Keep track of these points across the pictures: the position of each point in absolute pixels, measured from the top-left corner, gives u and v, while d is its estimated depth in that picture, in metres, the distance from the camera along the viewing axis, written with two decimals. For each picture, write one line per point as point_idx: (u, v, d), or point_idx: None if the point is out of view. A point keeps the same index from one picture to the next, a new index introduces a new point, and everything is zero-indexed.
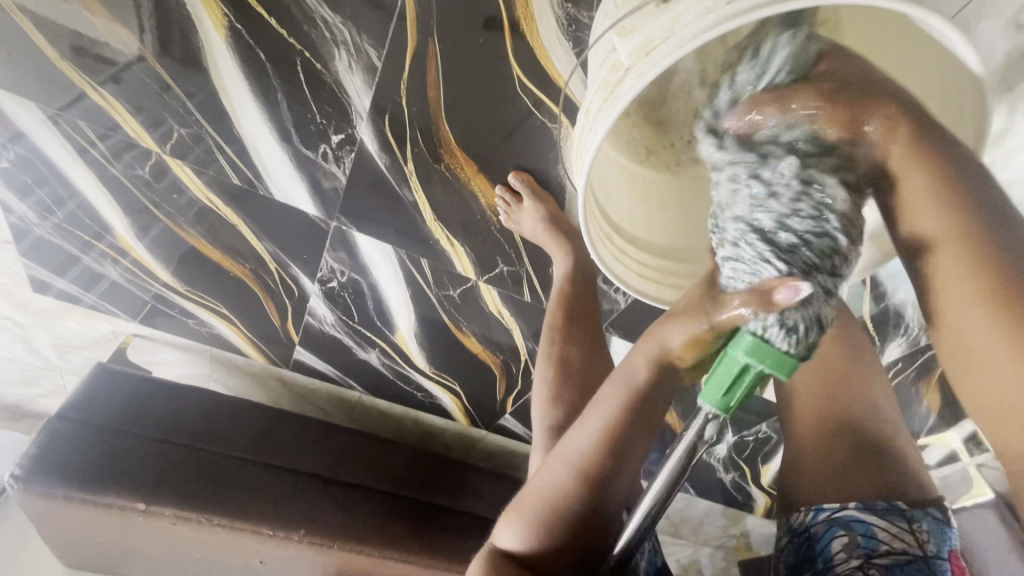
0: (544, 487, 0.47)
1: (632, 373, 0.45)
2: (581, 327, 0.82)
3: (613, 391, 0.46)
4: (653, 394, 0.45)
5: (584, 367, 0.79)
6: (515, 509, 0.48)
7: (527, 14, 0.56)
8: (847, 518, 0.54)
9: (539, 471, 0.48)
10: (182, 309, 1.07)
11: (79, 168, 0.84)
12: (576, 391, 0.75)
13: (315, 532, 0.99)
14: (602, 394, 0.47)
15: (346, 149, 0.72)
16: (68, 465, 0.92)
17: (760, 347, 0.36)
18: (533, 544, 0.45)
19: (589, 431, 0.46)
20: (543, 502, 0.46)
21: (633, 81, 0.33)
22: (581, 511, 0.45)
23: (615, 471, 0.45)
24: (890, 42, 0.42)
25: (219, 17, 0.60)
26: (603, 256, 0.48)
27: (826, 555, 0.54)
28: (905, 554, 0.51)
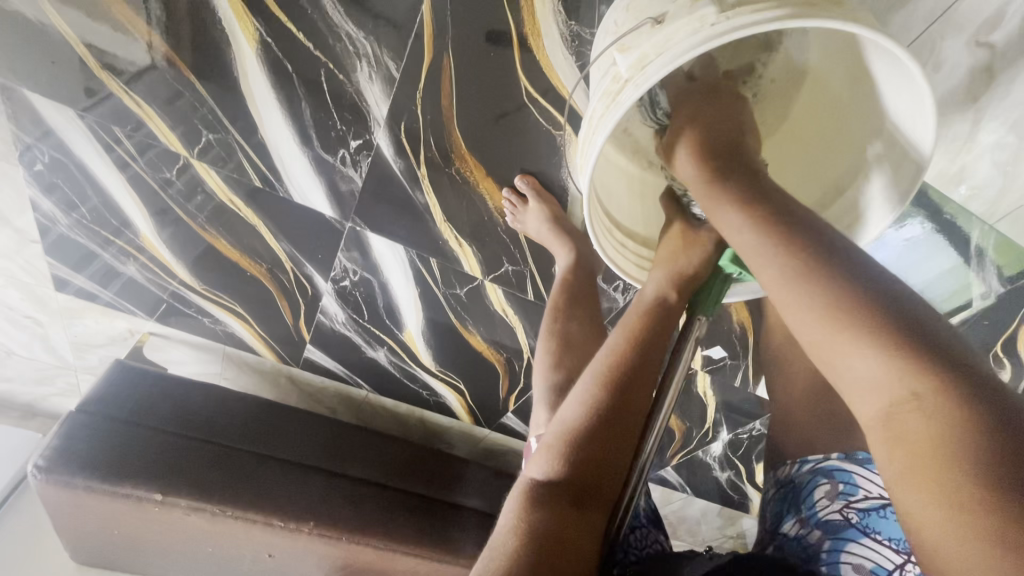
0: (570, 410, 0.50)
1: (640, 302, 0.56)
2: (583, 307, 0.85)
3: (623, 323, 0.55)
4: (670, 312, 0.54)
5: (584, 343, 0.83)
6: (543, 445, 0.50)
7: (534, 30, 0.61)
8: (830, 467, 0.57)
9: (561, 408, 0.52)
10: (198, 308, 1.11)
11: (109, 170, 0.89)
12: (576, 360, 0.81)
13: (323, 523, 1.03)
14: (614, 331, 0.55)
15: (363, 153, 0.77)
16: (88, 456, 0.96)
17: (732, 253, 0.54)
18: (564, 461, 0.47)
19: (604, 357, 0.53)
20: (569, 422, 0.49)
21: (632, 89, 0.38)
22: (605, 420, 0.48)
23: (633, 383, 0.50)
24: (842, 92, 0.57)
25: (251, 30, 0.65)
26: (605, 247, 0.53)
27: (809, 501, 0.57)
28: (883, 498, 0.52)
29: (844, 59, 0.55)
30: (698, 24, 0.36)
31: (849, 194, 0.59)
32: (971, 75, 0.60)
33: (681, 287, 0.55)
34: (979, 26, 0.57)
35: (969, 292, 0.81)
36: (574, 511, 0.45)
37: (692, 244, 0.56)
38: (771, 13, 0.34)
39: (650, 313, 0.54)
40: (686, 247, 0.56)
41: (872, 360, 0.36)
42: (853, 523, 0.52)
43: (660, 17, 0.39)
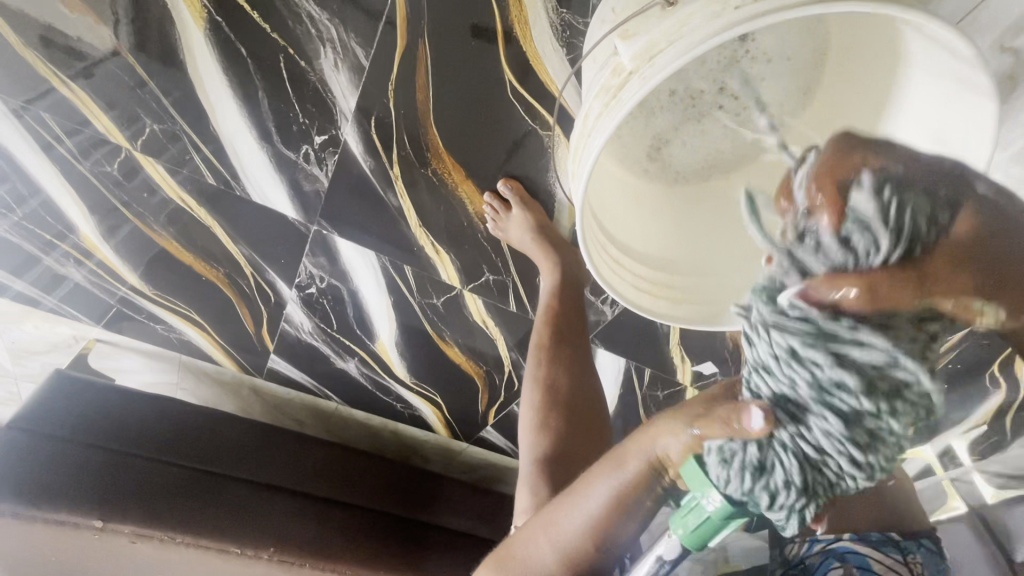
0: (517, 548, 0.46)
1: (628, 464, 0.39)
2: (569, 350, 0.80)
3: (598, 475, 0.41)
4: (651, 488, 0.38)
5: (571, 391, 0.78)
6: (490, 562, 0.48)
7: (520, 18, 0.54)
8: (842, 549, 0.50)
9: (523, 534, 0.46)
10: (149, 314, 1.02)
11: (43, 164, 0.80)
12: (566, 411, 0.76)
13: (285, 548, 0.93)
14: (591, 477, 0.42)
15: (329, 150, 0.69)
16: (18, 481, 0.85)
17: (701, 474, 0.33)
18: None
19: (570, 527, 0.42)
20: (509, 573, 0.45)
21: (637, 85, 0.32)
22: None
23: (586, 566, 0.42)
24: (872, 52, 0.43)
25: (198, 8, 0.57)
26: (599, 268, 0.46)
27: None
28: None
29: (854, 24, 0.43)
30: (718, 6, 0.30)
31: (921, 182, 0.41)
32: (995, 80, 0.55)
33: (654, 470, 0.38)
34: (1004, 29, 0.52)
35: None
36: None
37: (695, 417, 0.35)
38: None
39: (627, 488, 0.39)
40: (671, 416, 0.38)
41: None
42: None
43: None
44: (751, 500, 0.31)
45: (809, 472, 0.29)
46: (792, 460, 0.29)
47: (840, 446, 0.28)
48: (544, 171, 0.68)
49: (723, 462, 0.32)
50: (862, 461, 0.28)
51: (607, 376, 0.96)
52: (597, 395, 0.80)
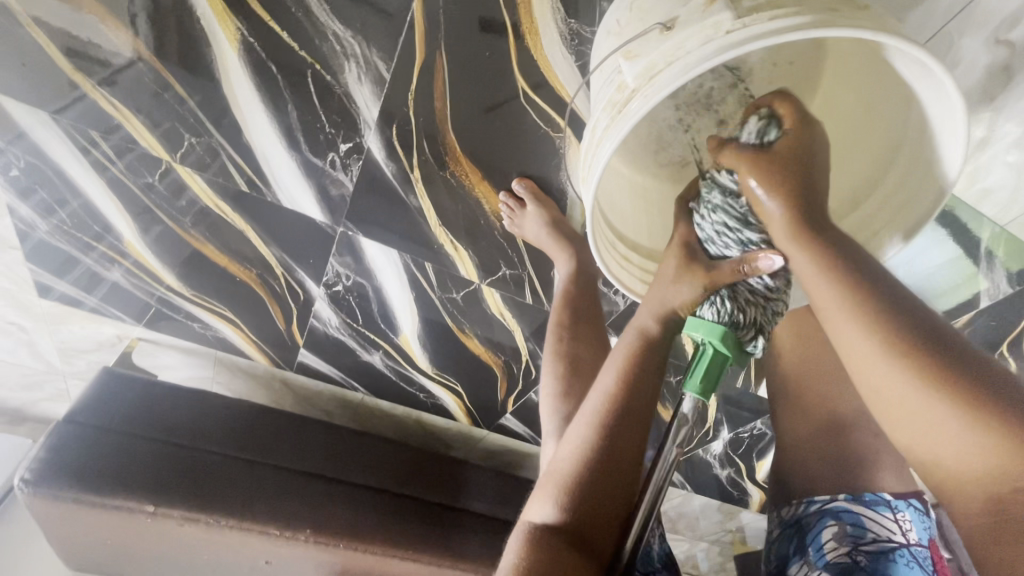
0: (566, 452, 0.50)
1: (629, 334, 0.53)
2: (587, 324, 0.82)
3: (615, 354, 0.53)
4: (660, 343, 0.52)
5: (592, 364, 0.79)
6: (544, 485, 0.50)
7: (531, 30, 0.58)
8: (837, 508, 0.59)
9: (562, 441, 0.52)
10: (187, 313, 1.08)
11: (89, 176, 0.86)
12: (586, 382, 0.77)
13: (321, 530, 1.01)
14: (608, 361, 0.53)
15: (354, 157, 0.73)
16: (78, 469, 0.93)
17: (697, 322, 0.48)
18: (566, 505, 0.47)
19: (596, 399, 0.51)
20: (566, 476, 0.48)
21: (640, 102, 0.36)
22: (601, 490, 0.47)
23: (627, 445, 0.49)
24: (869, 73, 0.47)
25: (232, 30, 0.62)
26: (608, 263, 0.50)
27: (817, 543, 0.58)
28: (890, 542, 0.56)
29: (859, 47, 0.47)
30: (710, 31, 0.33)
31: (907, 191, 0.50)
32: (988, 73, 0.57)
33: (665, 320, 0.51)
34: (997, 23, 0.54)
35: (976, 284, 0.78)
36: (580, 560, 0.45)
37: (684, 273, 0.50)
38: (790, 22, 0.31)
39: (638, 350, 0.51)
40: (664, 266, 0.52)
41: (882, 362, 0.40)
42: (863, 567, 0.54)
43: (669, 22, 0.36)
44: (733, 319, 0.47)
45: (754, 297, 0.48)
46: (749, 299, 0.48)
47: (768, 287, 0.48)
48: (557, 169, 0.72)
49: (726, 300, 0.48)
50: (778, 302, 0.49)
51: None
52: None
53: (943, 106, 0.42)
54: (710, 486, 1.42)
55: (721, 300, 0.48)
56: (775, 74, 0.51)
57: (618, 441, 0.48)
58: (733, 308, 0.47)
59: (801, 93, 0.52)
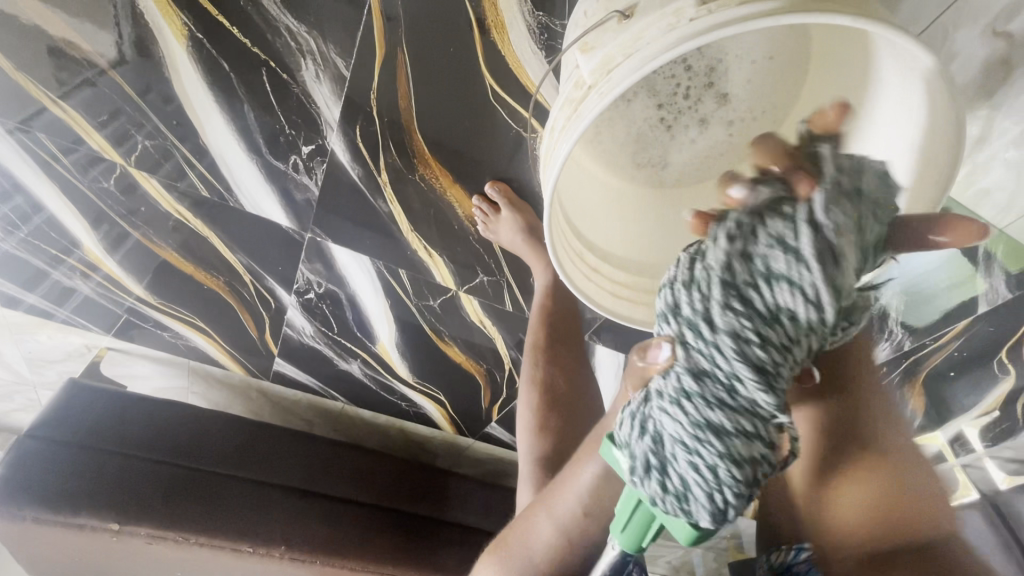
0: (522, 533, 0.48)
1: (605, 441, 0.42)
2: (564, 349, 0.78)
3: (591, 460, 0.43)
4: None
5: (569, 389, 0.75)
6: (496, 549, 0.51)
7: (497, 24, 0.54)
8: None
9: (521, 519, 0.50)
10: (156, 322, 1.04)
11: (43, 183, 0.81)
12: (563, 415, 0.72)
13: (296, 547, 0.97)
14: (585, 461, 0.44)
15: (317, 160, 0.70)
16: (40, 487, 0.90)
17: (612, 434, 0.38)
18: None
19: (566, 503, 0.45)
20: (517, 556, 0.48)
21: (595, 99, 0.32)
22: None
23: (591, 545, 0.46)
24: (855, 59, 0.43)
25: (179, 26, 0.58)
26: (572, 276, 0.46)
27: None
28: None
29: (842, 32, 0.43)
30: (671, 19, 0.30)
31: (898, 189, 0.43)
32: (987, 66, 0.54)
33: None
34: (996, 13, 0.50)
35: (974, 287, 0.74)
36: None
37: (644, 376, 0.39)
38: (759, 8, 0.27)
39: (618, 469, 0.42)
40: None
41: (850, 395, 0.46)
42: None
43: (627, 10, 0.33)
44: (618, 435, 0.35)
45: (639, 411, 0.33)
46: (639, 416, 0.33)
47: (663, 407, 0.31)
48: (532, 172, 0.68)
49: (626, 404, 0.35)
50: (676, 437, 0.30)
51: (607, 373, 0.97)
52: (595, 401, 0.75)
53: (931, 81, 0.37)
54: None
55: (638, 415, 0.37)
56: (752, 73, 0.47)
57: (570, 535, 0.45)
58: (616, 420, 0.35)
59: (783, 87, 0.48)
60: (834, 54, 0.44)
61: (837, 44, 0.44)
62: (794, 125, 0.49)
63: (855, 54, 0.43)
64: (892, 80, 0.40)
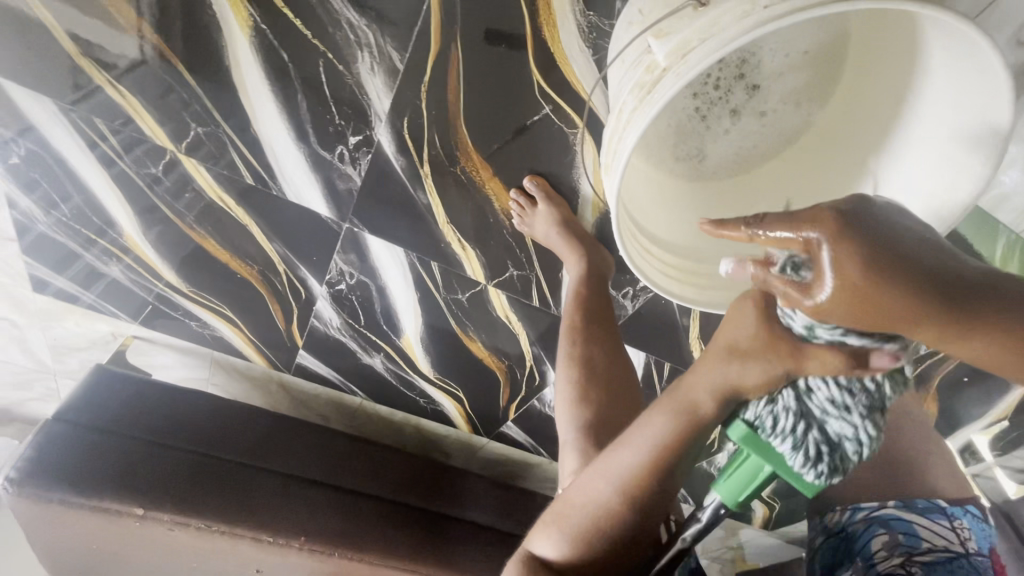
0: (579, 499, 0.48)
1: (685, 405, 0.42)
2: (601, 332, 0.80)
3: (658, 418, 0.43)
4: (711, 425, 0.42)
5: (607, 369, 0.79)
6: (550, 519, 0.50)
7: (549, 21, 0.57)
8: (885, 516, 0.56)
9: (575, 482, 0.49)
10: (185, 310, 1.06)
11: (91, 166, 0.84)
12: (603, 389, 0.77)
13: (315, 538, 0.97)
14: (648, 417, 0.44)
15: (363, 150, 0.72)
16: (66, 469, 0.90)
17: (745, 431, 0.40)
18: (573, 552, 0.48)
19: (625, 462, 0.45)
20: (577, 526, 0.47)
21: (672, 79, 0.35)
22: (611, 543, 0.47)
23: (649, 509, 0.46)
24: (900, 47, 0.45)
25: (244, 16, 0.61)
26: (632, 255, 0.49)
27: (865, 554, 0.54)
28: (948, 551, 0.52)
29: (882, 22, 0.45)
30: (747, 6, 0.33)
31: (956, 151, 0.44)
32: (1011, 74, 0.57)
33: (727, 402, 0.40)
34: (1020, 24, 0.54)
35: None
36: None
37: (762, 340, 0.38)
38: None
39: (689, 429, 0.42)
40: (733, 310, 0.40)
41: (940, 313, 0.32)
42: None
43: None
44: (773, 434, 0.39)
45: (807, 415, 0.38)
46: (801, 415, 0.38)
47: (832, 409, 0.37)
48: (570, 167, 0.71)
49: (768, 400, 0.39)
50: (840, 430, 0.37)
51: None
52: (631, 381, 0.79)
53: (978, 59, 0.39)
54: None
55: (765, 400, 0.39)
56: (789, 65, 0.49)
57: (626, 495, 0.45)
58: (769, 417, 0.39)
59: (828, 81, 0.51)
60: (879, 45, 0.47)
61: (880, 38, 0.46)
62: (838, 100, 0.52)
63: (899, 40, 0.45)
64: (935, 60, 0.42)
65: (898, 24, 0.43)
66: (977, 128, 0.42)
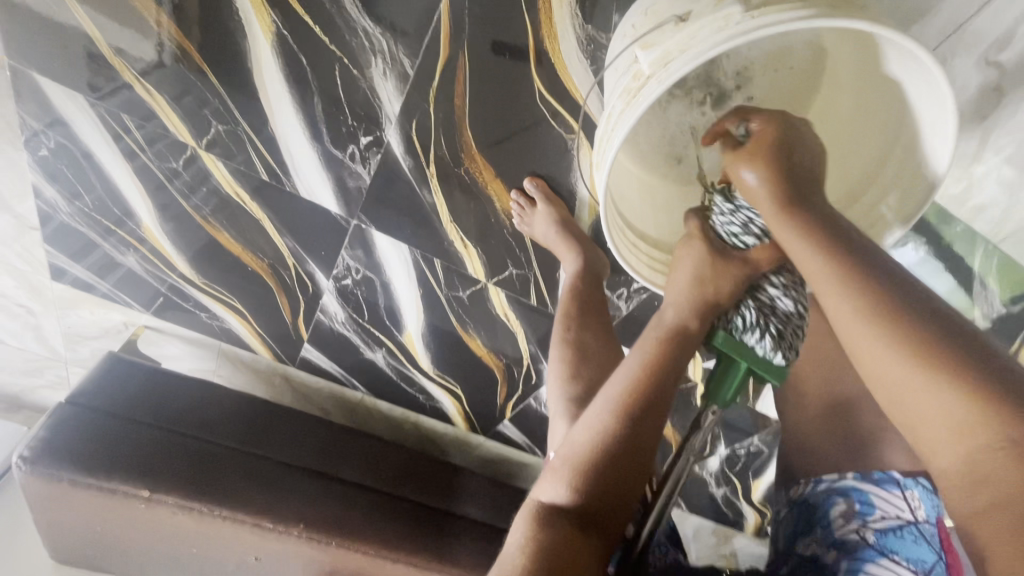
0: (582, 437, 0.52)
1: (649, 337, 0.54)
2: (595, 317, 0.84)
3: (640, 347, 0.54)
4: (691, 340, 0.53)
5: (601, 354, 0.81)
6: (556, 467, 0.53)
7: (550, 32, 0.61)
8: (845, 487, 0.60)
9: (573, 431, 0.54)
10: (196, 302, 1.10)
11: (115, 160, 0.89)
12: (594, 368, 0.80)
13: (314, 526, 0.99)
14: (627, 357, 0.54)
15: (373, 150, 0.76)
16: (76, 450, 0.94)
17: (724, 335, 0.52)
18: (577, 490, 0.50)
19: (610, 392, 0.53)
20: (582, 459, 0.51)
21: (654, 85, 0.39)
22: (617, 468, 0.50)
23: (641, 435, 0.51)
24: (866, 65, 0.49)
25: (268, 22, 0.66)
26: (619, 248, 0.54)
27: (824, 522, 0.59)
28: (899, 519, 0.56)
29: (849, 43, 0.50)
30: (722, 22, 0.37)
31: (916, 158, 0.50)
32: (980, 92, 0.61)
33: (706, 320, 0.53)
34: (988, 45, 0.58)
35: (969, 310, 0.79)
36: (581, 537, 0.49)
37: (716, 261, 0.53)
38: (792, 13, 0.34)
39: (669, 341, 0.53)
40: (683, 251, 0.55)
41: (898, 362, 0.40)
42: (870, 543, 0.55)
43: (684, 14, 0.40)
44: (748, 327, 0.51)
45: (762, 305, 0.52)
46: (762, 307, 0.52)
47: (775, 295, 0.52)
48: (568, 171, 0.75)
49: (733, 310, 0.53)
50: (790, 314, 0.51)
51: None
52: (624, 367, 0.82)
53: (929, 77, 0.43)
54: (705, 505, 1.41)
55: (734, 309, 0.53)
56: (772, 81, 0.54)
57: (618, 421, 0.51)
58: (742, 316, 0.52)
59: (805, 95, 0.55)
60: (848, 64, 0.51)
61: (848, 58, 0.51)
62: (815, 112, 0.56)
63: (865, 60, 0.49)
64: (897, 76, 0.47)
65: (863, 45, 0.48)
66: (933, 134, 0.47)
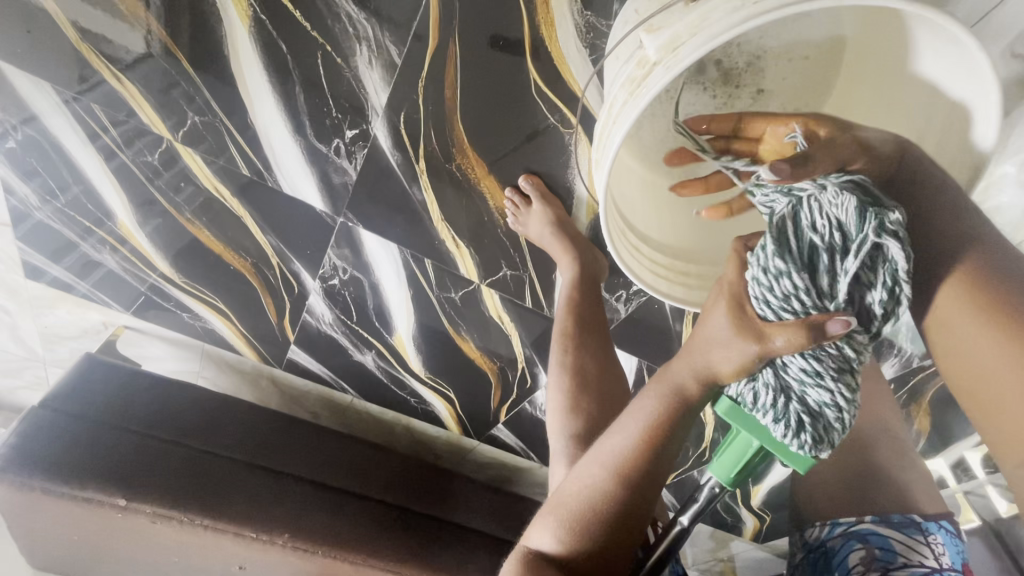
0: (578, 488, 0.49)
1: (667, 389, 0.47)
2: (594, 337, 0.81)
3: (648, 400, 0.48)
4: (698, 403, 0.46)
5: (599, 372, 0.79)
6: (549, 512, 0.50)
7: (547, 19, 0.57)
8: (864, 532, 0.61)
9: (572, 475, 0.51)
10: (177, 302, 1.05)
11: (88, 154, 0.84)
12: (593, 396, 0.77)
13: (299, 536, 0.95)
14: (639, 403, 0.48)
15: (359, 145, 0.72)
16: (49, 457, 0.89)
17: (731, 406, 0.46)
18: (571, 543, 0.47)
19: (618, 444, 0.48)
20: (575, 513, 0.48)
21: (661, 71, 0.35)
22: (608, 530, 0.47)
23: (643, 494, 0.47)
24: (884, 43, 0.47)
25: (245, 7, 0.62)
26: (620, 252, 0.51)
27: (843, 567, 0.60)
28: (923, 566, 0.57)
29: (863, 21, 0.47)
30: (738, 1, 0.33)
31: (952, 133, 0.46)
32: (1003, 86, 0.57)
33: (710, 386, 0.46)
34: (1014, 35, 0.54)
35: None
36: None
37: (736, 330, 0.42)
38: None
39: (678, 405, 0.46)
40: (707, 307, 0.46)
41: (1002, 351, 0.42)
42: None
43: None
44: (762, 408, 0.43)
45: (783, 387, 0.42)
46: (783, 390, 0.42)
47: (807, 379, 0.41)
48: (565, 168, 0.71)
49: (750, 380, 0.44)
50: (822, 403, 0.41)
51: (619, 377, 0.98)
52: (621, 387, 0.80)
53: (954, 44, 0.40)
54: None
55: (752, 381, 0.44)
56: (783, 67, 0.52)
57: (622, 478, 0.47)
58: (757, 395, 0.43)
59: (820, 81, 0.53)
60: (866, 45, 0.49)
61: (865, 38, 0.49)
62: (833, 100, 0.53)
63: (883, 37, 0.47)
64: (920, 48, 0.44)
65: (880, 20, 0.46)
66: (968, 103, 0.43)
